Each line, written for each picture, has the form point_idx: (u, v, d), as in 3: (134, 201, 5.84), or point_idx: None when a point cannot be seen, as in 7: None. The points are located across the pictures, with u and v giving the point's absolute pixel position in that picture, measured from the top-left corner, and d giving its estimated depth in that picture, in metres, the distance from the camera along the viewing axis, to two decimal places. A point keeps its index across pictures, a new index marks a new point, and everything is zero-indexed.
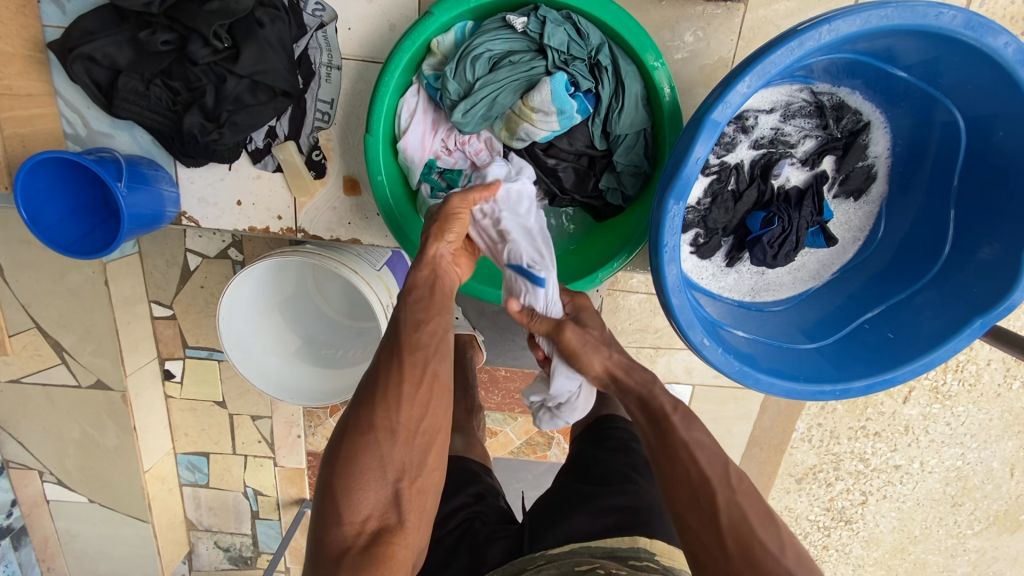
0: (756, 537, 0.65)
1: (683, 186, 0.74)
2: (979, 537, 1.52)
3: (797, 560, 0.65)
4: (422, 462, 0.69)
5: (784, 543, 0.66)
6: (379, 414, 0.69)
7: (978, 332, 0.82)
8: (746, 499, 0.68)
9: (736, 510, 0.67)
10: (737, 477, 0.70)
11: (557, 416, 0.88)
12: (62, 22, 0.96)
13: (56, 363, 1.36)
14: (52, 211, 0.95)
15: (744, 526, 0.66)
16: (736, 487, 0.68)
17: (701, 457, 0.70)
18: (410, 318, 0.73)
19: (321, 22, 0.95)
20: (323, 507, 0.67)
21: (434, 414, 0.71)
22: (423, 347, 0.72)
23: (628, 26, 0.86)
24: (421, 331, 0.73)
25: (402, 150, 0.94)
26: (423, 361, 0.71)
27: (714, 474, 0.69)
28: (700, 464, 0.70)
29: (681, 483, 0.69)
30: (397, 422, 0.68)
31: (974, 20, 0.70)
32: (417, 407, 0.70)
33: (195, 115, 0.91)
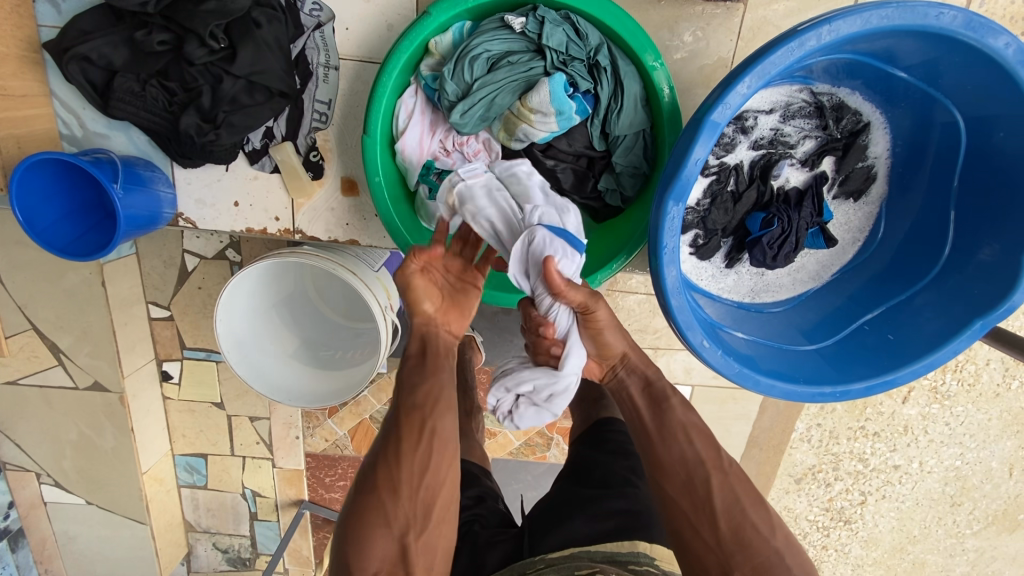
0: (746, 516, 0.71)
1: (683, 187, 0.73)
2: (978, 536, 1.52)
3: (785, 541, 0.70)
4: (427, 518, 0.69)
5: (773, 523, 0.72)
6: (382, 472, 0.70)
7: (978, 334, 0.82)
8: (737, 482, 0.73)
9: (729, 491, 0.72)
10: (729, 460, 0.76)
11: (539, 408, 0.78)
12: (58, 22, 0.96)
13: (53, 364, 1.35)
14: (48, 213, 0.94)
15: (735, 508, 0.71)
16: (727, 470, 0.74)
17: (696, 440, 0.76)
18: (405, 384, 0.76)
19: (318, 22, 0.95)
20: (335, 566, 0.68)
21: (438, 471, 0.71)
22: (421, 409, 0.73)
23: (627, 26, 0.85)
24: (416, 392, 0.75)
25: (399, 151, 0.94)
26: (421, 420, 0.72)
27: (708, 457, 0.75)
28: (694, 449, 0.75)
29: (677, 465, 0.75)
30: (398, 480, 0.69)
31: (975, 20, 0.70)
32: (417, 465, 0.70)
33: (192, 116, 0.90)
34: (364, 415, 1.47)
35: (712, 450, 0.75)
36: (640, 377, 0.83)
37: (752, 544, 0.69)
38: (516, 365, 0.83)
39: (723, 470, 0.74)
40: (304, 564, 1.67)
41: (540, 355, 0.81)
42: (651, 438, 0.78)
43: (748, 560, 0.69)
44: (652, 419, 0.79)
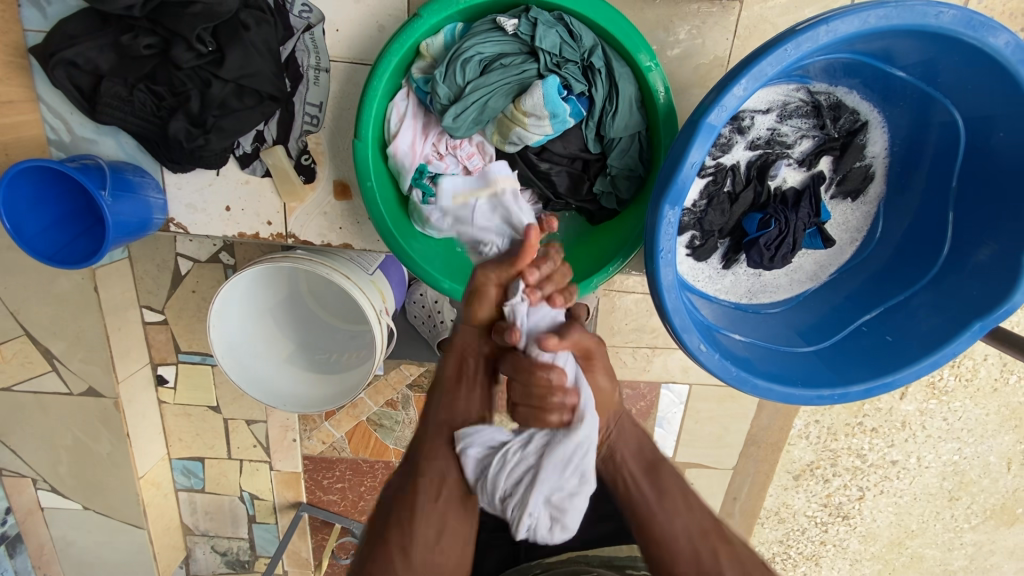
0: None
1: (679, 191, 0.72)
2: (976, 531, 1.52)
3: None
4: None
5: None
6: (395, 530, 0.63)
7: (978, 335, 0.81)
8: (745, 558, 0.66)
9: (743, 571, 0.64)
10: (729, 533, 0.68)
11: (577, 494, 0.62)
12: (44, 26, 0.94)
13: (47, 370, 1.34)
14: (36, 220, 0.93)
15: None
16: (731, 541, 0.66)
17: (696, 515, 0.67)
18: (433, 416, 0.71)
19: (308, 24, 0.93)
20: None
21: (432, 538, 0.63)
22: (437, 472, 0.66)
23: (621, 25, 0.84)
24: (440, 432, 0.69)
25: (391, 154, 0.92)
26: (441, 469, 0.66)
27: (712, 530, 0.66)
28: (691, 523, 0.66)
29: (681, 542, 0.65)
30: (412, 539, 0.62)
31: (974, 18, 0.69)
32: (432, 514, 0.64)
33: (181, 121, 0.89)
34: (360, 417, 1.46)
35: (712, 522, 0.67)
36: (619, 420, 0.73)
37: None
38: (525, 451, 0.64)
39: (732, 546, 0.66)
40: (303, 566, 1.67)
41: (550, 414, 0.64)
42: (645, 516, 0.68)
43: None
44: (646, 490, 0.69)
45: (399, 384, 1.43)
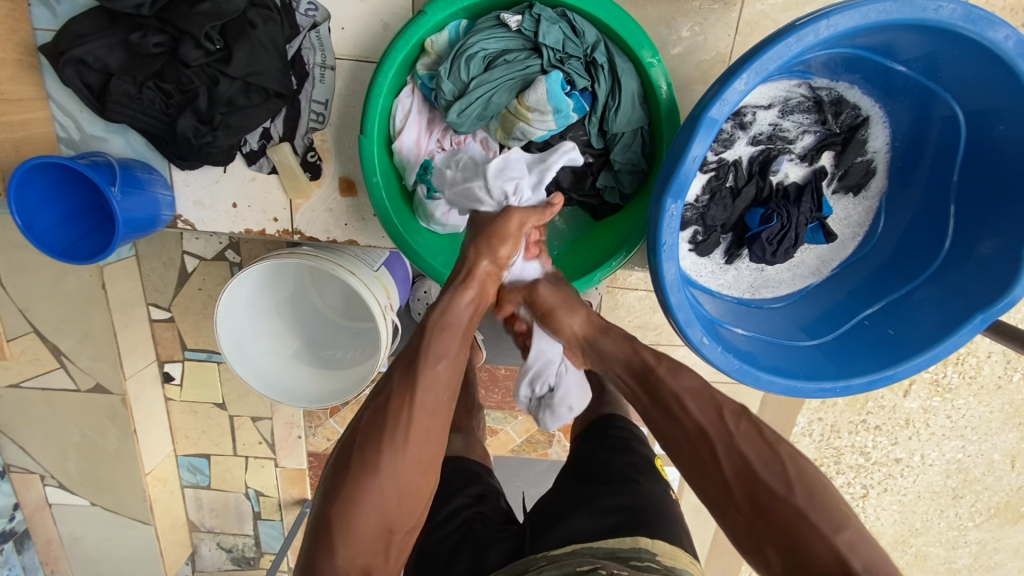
0: (758, 477, 0.66)
1: (681, 184, 0.73)
2: (980, 529, 1.52)
3: (808, 496, 0.64)
4: (414, 498, 0.69)
5: (791, 477, 0.65)
6: (385, 453, 0.67)
7: (979, 328, 0.82)
8: (744, 441, 0.69)
9: (737, 458, 0.68)
10: (737, 420, 0.70)
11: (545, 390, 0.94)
12: (54, 25, 0.95)
13: (55, 367, 1.35)
14: (46, 217, 0.94)
15: (746, 472, 0.67)
16: (731, 432, 0.70)
17: (692, 414, 0.72)
18: (431, 347, 0.72)
19: (314, 22, 0.94)
20: (317, 539, 0.65)
21: (419, 457, 0.69)
22: (433, 397, 0.71)
23: (624, 22, 0.85)
24: (438, 364, 0.72)
25: (396, 150, 0.94)
26: (433, 402, 0.71)
27: (708, 425, 0.71)
28: (701, 409, 0.72)
29: (682, 437, 0.72)
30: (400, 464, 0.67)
31: (974, 12, 0.70)
32: (419, 447, 0.68)
33: (189, 118, 0.90)
34: None
35: (715, 415, 0.71)
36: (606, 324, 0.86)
37: (770, 508, 0.65)
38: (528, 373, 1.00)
39: (731, 437, 0.69)
40: None
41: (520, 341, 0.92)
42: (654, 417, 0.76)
43: (772, 526, 0.64)
44: (643, 399, 0.77)
45: None
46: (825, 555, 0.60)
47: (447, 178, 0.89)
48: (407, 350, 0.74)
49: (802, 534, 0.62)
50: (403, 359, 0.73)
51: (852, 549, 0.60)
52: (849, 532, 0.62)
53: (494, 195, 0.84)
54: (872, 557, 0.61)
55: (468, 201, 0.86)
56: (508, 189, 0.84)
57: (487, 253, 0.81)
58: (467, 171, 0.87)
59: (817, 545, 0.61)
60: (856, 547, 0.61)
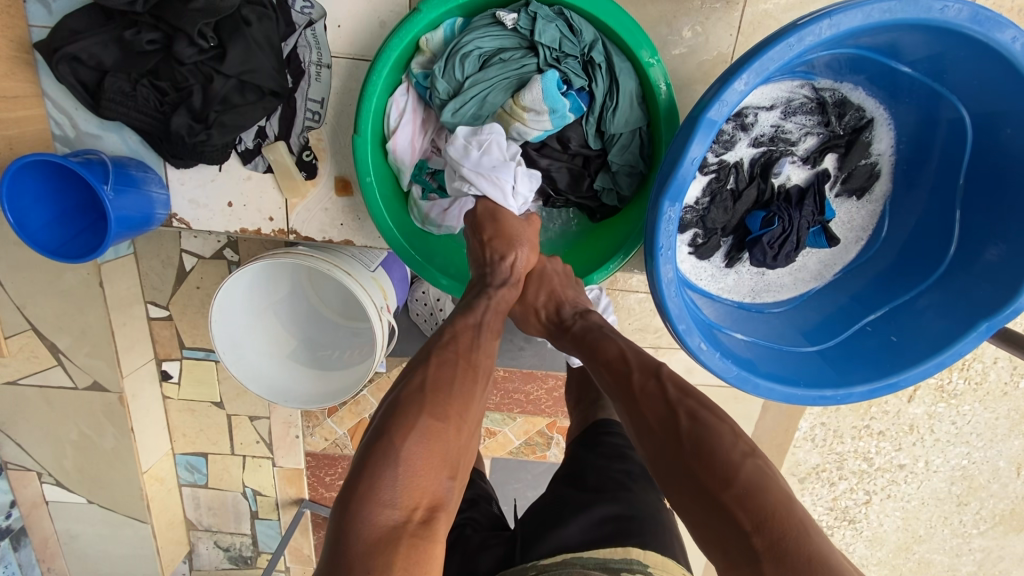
0: (655, 433, 0.68)
1: (679, 187, 0.71)
2: (985, 536, 1.49)
3: (695, 448, 0.64)
4: (466, 459, 0.67)
5: (682, 433, 0.66)
6: (456, 401, 0.68)
7: (985, 335, 0.80)
8: (645, 401, 0.71)
9: (640, 419, 0.71)
10: (644, 381, 0.73)
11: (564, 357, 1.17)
12: (49, 21, 0.95)
13: (53, 364, 1.35)
14: (38, 215, 0.93)
15: (645, 429, 0.70)
16: (637, 395, 0.72)
17: (610, 383, 0.76)
18: (489, 323, 0.80)
19: (310, 20, 0.93)
20: (380, 462, 0.60)
21: (474, 417, 0.69)
22: (488, 370, 0.75)
23: (622, 21, 0.83)
24: (486, 338, 0.78)
25: (391, 151, 0.92)
26: (486, 372, 0.75)
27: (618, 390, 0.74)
28: (616, 373, 0.76)
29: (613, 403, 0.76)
30: (466, 417, 0.68)
31: (981, 14, 0.68)
32: (480, 411, 0.71)
33: (183, 116, 0.89)
34: (362, 414, 1.47)
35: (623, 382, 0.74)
36: (577, 307, 0.88)
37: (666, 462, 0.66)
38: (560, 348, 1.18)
39: (635, 399, 0.72)
40: (305, 562, 1.68)
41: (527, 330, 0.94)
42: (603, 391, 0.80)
43: (673, 481, 0.65)
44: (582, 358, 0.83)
45: None
46: (715, 507, 0.60)
47: (474, 161, 0.85)
48: (468, 320, 0.78)
49: (693, 488, 0.63)
50: (466, 329, 0.77)
51: (739, 500, 0.59)
52: (739, 484, 0.60)
53: (519, 195, 0.88)
54: (762, 503, 0.58)
55: (493, 192, 0.86)
56: (524, 195, 0.89)
57: (510, 250, 0.85)
58: (498, 161, 0.86)
59: (708, 499, 0.61)
60: (743, 494, 0.59)
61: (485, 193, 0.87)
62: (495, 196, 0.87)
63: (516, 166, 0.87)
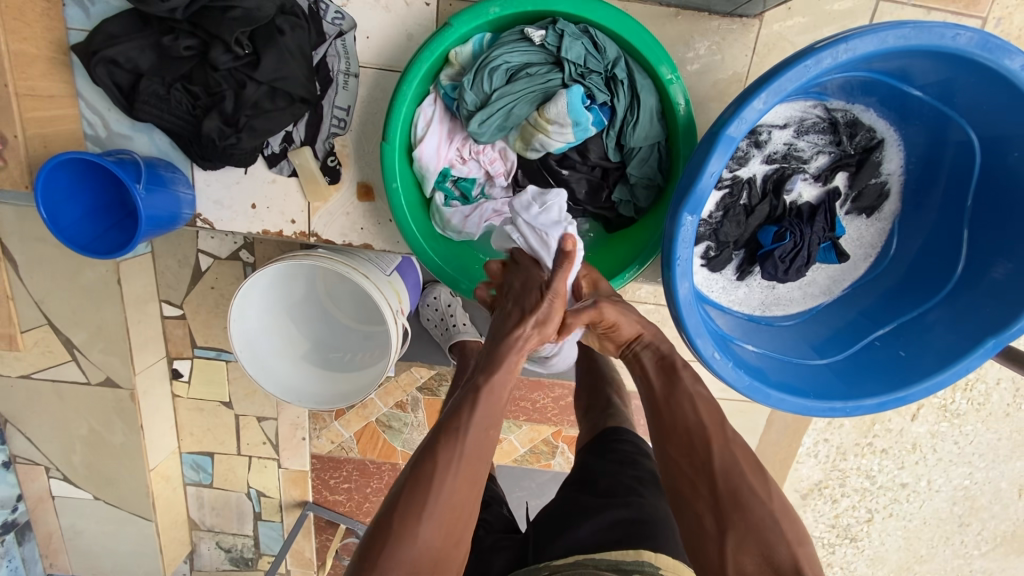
0: (744, 479, 0.72)
1: (698, 200, 0.74)
2: (985, 557, 1.51)
3: (781, 507, 0.71)
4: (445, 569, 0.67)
5: (770, 490, 0.73)
6: (425, 518, 0.67)
7: (990, 352, 0.82)
8: (736, 447, 0.76)
9: (729, 460, 0.74)
10: (732, 432, 0.78)
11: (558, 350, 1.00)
12: (87, 25, 0.98)
13: (67, 359, 1.36)
14: (70, 211, 0.96)
15: (733, 470, 0.73)
16: (731, 440, 0.76)
17: (704, 419, 0.78)
18: (479, 420, 0.73)
19: (340, 31, 0.97)
20: None
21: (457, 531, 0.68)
22: (475, 468, 0.71)
23: (644, 39, 0.86)
24: (475, 435, 0.72)
25: (416, 159, 0.94)
26: (473, 469, 0.71)
27: (711, 426, 0.77)
28: (710, 411, 0.79)
29: (680, 430, 0.78)
30: (436, 532, 0.67)
31: (990, 41, 0.71)
32: (458, 516, 0.68)
33: (214, 120, 0.91)
34: (370, 418, 1.48)
35: (718, 421, 0.78)
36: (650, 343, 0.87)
37: (745, 503, 0.70)
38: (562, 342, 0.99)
39: (727, 441, 0.76)
40: (307, 566, 1.69)
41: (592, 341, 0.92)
42: (658, 413, 0.81)
43: (745, 522, 0.69)
44: (660, 385, 0.83)
45: (410, 386, 1.44)
46: (785, 560, 0.67)
47: (531, 217, 0.85)
48: (452, 425, 0.73)
49: (771, 536, 0.68)
50: (448, 437, 0.71)
51: (810, 563, 0.67)
52: (807, 548, 0.69)
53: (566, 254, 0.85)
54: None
55: (539, 249, 0.84)
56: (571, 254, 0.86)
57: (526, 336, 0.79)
58: (552, 220, 0.84)
59: (785, 551, 0.67)
60: (810, 562, 0.68)
61: (532, 249, 0.85)
62: (540, 253, 0.84)
63: (568, 227, 0.85)
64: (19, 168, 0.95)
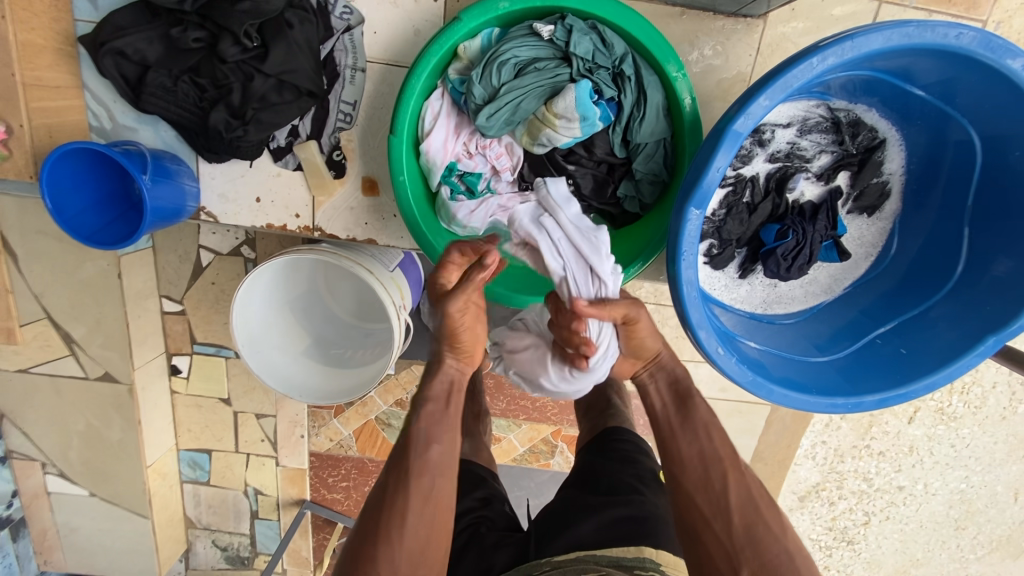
0: (759, 514, 0.73)
1: (704, 195, 0.75)
2: (981, 561, 1.52)
3: (795, 542, 0.72)
4: None
5: (783, 524, 0.74)
6: (384, 548, 0.67)
7: (990, 350, 0.83)
8: (750, 479, 0.76)
9: (744, 495, 0.74)
10: (745, 465, 0.78)
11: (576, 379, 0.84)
12: (95, 17, 0.97)
13: (65, 354, 1.36)
14: (75, 201, 0.96)
15: (749, 505, 0.74)
16: (745, 471, 0.77)
17: (719, 452, 0.77)
18: (424, 435, 0.74)
19: (347, 25, 0.97)
20: None
21: (437, 543, 0.71)
22: (434, 483, 0.72)
23: (651, 36, 0.87)
24: (429, 450, 0.73)
25: (424, 151, 0.95)
26: (428, 485, 0.72)
27: (727, 459, 0.77)
28: (724, 441, 0.78)
29: (696, 463, 0.77)
30: (400, 558, 0.67)
31: (992, 41, 0.72)
32: (421, 536, 0.69)
33: (221, 112, 0.92)
34: (369, 416, 1.48)
35: (732, 452, 0.78)
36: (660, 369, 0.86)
37: (761, 540, 0.72)
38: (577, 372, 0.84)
39: (743, 475, 0.76)
40: (303, 566, 1.68)
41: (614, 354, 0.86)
42: (671, 445, 0.79)
43: (761, 561, 0.70)
44: (675, 415, 0.82)
45: (410, 384, 1.45)
46: None
47: (575, 216, 0.79)
48: (409, 441, 0.74)
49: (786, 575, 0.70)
50: (403, 458, 0.73)
51: None
52: None
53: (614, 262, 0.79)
54: None
55: (593, 250, 0.77)
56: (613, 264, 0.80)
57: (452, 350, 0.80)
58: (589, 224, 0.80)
59: None
60: None
61: (585, 252, 0.77)
62: (593, 256, 0.77)
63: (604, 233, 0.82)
64: (24, 158, 0.97)
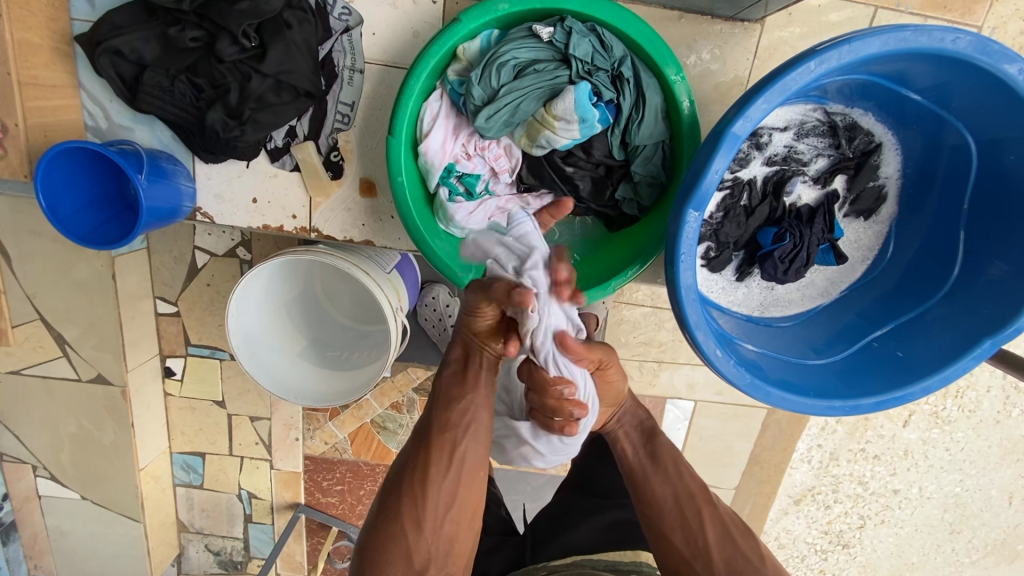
0: (737, 546, 0.73)
1: (702, 198, 0.75)
2: (976, 565, 1.52)
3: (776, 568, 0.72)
4: (446, 548, 0.66)
5: (762, 551, 0.73)
6: (407, 503, 0.66)
7: (986, 354, 0.84)
8: (724, 511, 0.76)
9: (720, 527, 0.74)
10: (716, 496, 0.77)
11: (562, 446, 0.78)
12: (91, 16, 0.97)
13: (58, 356, 1.35)
14: (69, 200, 0.95)
15: (726, 538, 0.73)
16: (717, 504, 0.76)
17: (690, 486, 0.76)
18: (445, 396, 0.73)
19: (346, 26, 0.97)
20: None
21: (465, 504, 0.69)
22: (461, 439, 0.71)
23: (651, 39, 0.88)
24: (453, 409, 0.72)
25: (422, 152, 0.95)
26: (453, 441, 0.70)
27: (698, 492, 0.76)
28: (692, 477, 0.78)
29: (666, 503, 0.76)
30: (425, 512, 0.66)
31: (989, 46, 0.72)
32: (449, 490, 0.68)
33: (218, 112, 0.92)
34: (364, 419, 1.47)
35: (703, 486, 0.77)
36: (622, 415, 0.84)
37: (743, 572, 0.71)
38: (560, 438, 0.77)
39: (715, 508, 0.75)
40: (297, 570, 1.67)
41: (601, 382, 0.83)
42: (639, 488, 0.78)
43: None
44: (642, 455, 0.80)
45: (406, 387, 1.44)
46: None
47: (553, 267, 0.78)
48: (439, 401, 0.73)
49: None
50: (431, 417, 0.72)
51: None
52: None
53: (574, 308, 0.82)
54: None
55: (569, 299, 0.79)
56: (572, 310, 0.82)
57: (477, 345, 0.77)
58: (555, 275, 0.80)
59: None
60: None
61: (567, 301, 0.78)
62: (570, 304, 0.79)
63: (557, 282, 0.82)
64: (18, 158, 0.95)
